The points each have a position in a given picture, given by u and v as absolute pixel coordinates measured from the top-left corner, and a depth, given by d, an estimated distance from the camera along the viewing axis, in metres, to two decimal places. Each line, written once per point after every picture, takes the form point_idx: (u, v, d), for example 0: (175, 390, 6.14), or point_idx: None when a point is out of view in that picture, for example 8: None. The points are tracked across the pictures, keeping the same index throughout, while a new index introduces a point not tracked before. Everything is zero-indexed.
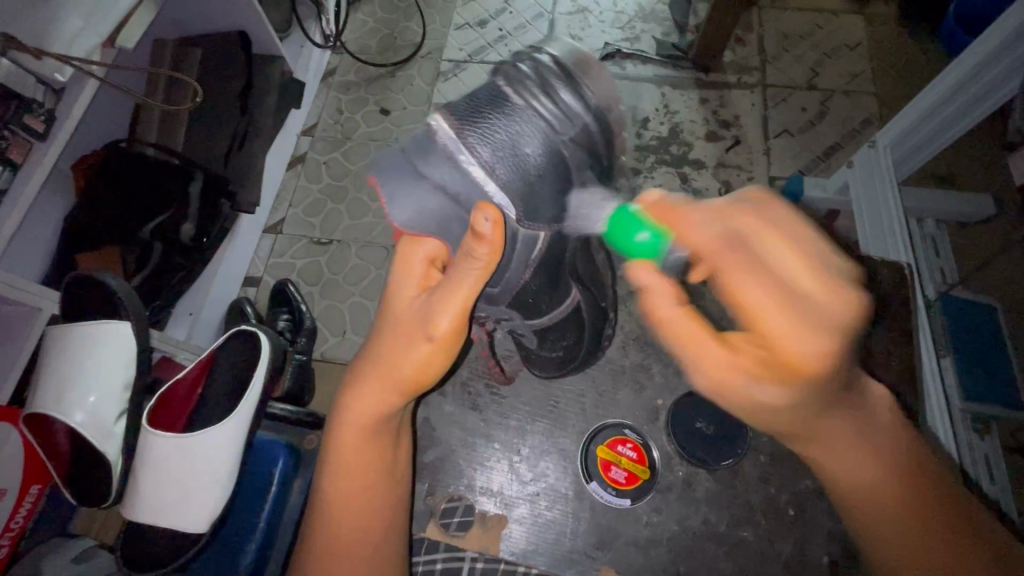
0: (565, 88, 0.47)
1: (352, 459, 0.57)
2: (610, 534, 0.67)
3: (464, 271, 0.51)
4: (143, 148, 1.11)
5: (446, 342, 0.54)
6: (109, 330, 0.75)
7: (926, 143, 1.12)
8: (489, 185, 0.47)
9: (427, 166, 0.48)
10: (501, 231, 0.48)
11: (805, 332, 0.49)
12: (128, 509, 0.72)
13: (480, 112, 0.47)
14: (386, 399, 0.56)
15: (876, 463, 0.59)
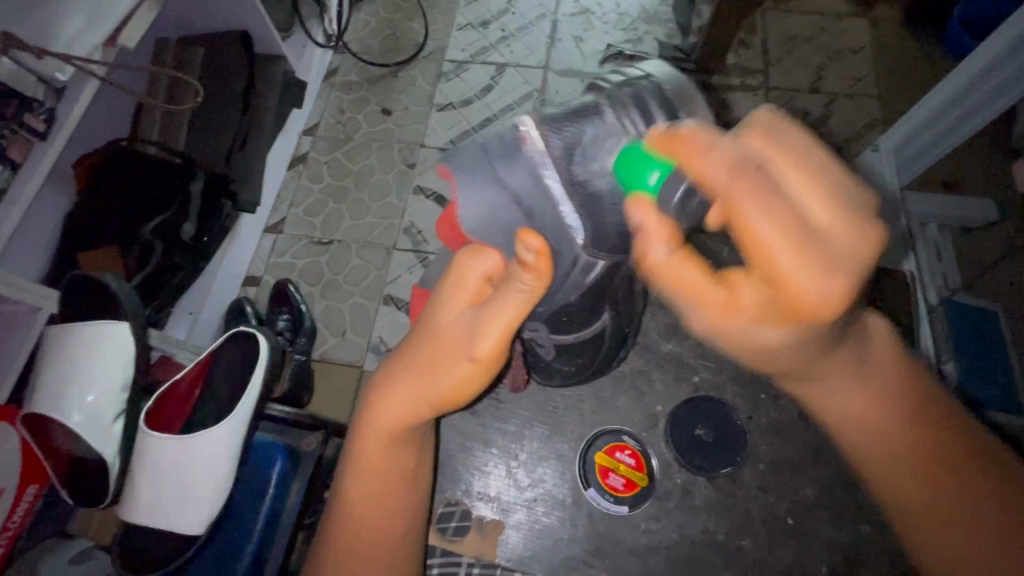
0: (664, 116, 0.48)
1: (378, 464, 0.56)
2: (609, 541, 0.64)
3: (509, 295, 0.48)
4: (144, 148, 1.11)
5: (488, 363, 0.51)
6: (108, 330, 0.75)
7: (928, 148, 1.12)
8: (564, 206, 0.48)
9: (505, 172, 0.48)
10: (546, 259, 0.46)
11: (820, 269, 0.41)
12: (128, 509, 0.72)
13: (575, 125, 0.47)
14: (416, 411, 0.54)
15: (900, 428, 0.54)
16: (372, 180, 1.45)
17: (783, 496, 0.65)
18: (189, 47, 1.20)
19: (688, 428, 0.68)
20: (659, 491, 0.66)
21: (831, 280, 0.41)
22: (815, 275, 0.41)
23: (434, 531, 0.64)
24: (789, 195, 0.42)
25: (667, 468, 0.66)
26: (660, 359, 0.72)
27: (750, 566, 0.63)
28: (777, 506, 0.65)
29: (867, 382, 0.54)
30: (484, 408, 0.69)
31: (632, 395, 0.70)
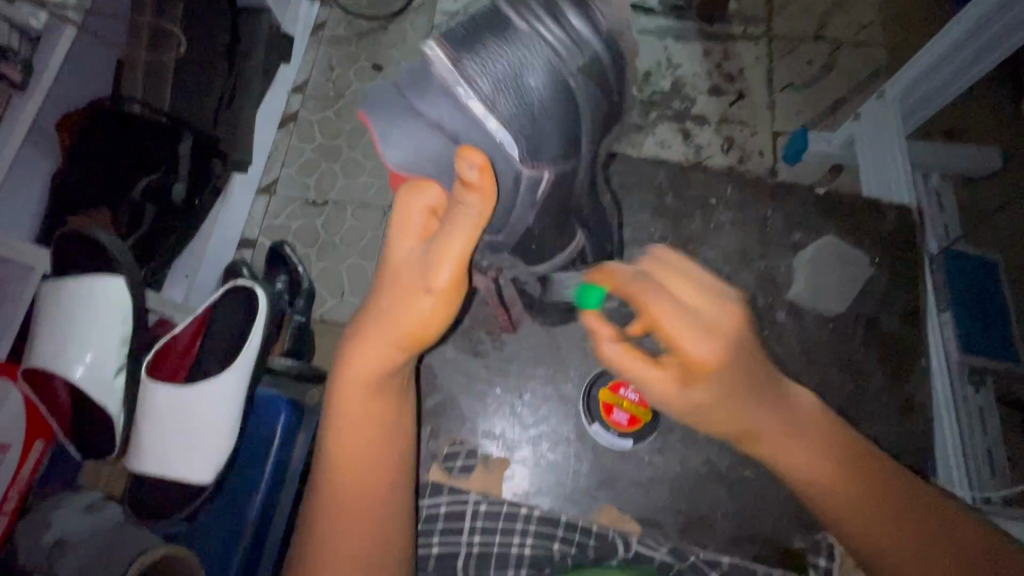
0: (574, 11, 0.47)
1: (360, 423, 0.57)
2: (611, 475, 0.70)
3: (455, 224, 0.49)
4: (129, 106, 1.01)
5: (449, 294, 0.52)
6: (104, 286, 0.74)
7: (938, 90, 1.10)
8: (491, 122, 0.48)
9: (422, 100, 0.49)
10: (489, 177, 0.48)
11: (708, 333, 0.50)
12: (135, 461, 0.73)
13: (480, 40, 0.47)
14: (387, 355, 0.54)
15: (834, 464, 0.52)
16: (365, 139, 1.41)
17: None
18: None
19: None
20: (661, 425, 0.71)
21: (705, 341, 0.49)
22: (694, 337, 0.49)
23: (441, 468, 0.69)
24: (680, 292, 0.52)
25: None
26: None
27: (751, 491, 0.69)
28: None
29: (806, 436, 0.52)
30: (488, 349, 0.72)
31: (634, 334, 0.72)
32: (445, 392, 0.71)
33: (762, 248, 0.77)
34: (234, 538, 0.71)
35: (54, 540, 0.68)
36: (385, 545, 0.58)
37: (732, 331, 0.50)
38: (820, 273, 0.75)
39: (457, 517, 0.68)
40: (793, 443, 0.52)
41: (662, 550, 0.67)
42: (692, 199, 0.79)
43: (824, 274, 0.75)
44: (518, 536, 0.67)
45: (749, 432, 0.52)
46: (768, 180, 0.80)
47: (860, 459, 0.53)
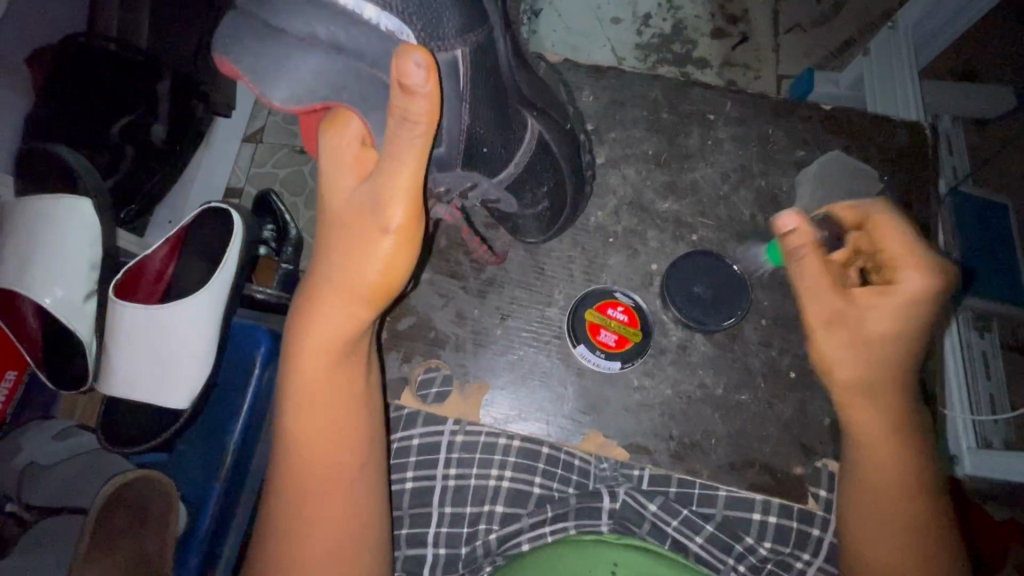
0: None
1: (321, 369, 0.53)
2: (600, 399, 0.67)
3: (404, 142, 0.43)
4: (104, 45, 0.95)
5: (408, 233, 0.47)
6: (67, 206, 0.70)
7: (952, 20, 1.05)
8: (366, 9, 0.40)
9: (280, 15, 0.39)
10: (438, 78, 0.39)
11: (922, 265, 0.56)
12: (107, 382, 0.70)
13: None
14: (352, 312, 0.50)
15: (889, 374, 0.58)
16: None
17: (786, 350, 0.69)
18: None
19: (685, 284, 0.68)
20: (652, 348, 0.68)
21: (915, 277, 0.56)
22: (904, 268, 0.56)
23: (415, 395, 0.67)
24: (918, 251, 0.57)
25: (661, 325, 0.69)
26: (655, 219, 0.72)
27: (748, 416, 0.67)
28: (779, 361, 0.68)
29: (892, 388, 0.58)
30: (467, 273, 0.69)
31: (625, 255, 0.71)
32: (423, 311, 0.68)
33: (761, 164, 0.73)
34: (213, 467, 0.69)
35: (25, 463, 0.69)
36: (357, 491, 0.57)
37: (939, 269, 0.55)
38: (822, 185, 0.72)
39: (432, 449, 0.66)
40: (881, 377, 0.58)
41: (654, 507, 0.65)
42: (690, 115, 0.75)
43: (826, 189, 0.72)
44: (496, 468, 0.66)
45: (846, 317, 0.57)
46: (770, 97, 0.76)
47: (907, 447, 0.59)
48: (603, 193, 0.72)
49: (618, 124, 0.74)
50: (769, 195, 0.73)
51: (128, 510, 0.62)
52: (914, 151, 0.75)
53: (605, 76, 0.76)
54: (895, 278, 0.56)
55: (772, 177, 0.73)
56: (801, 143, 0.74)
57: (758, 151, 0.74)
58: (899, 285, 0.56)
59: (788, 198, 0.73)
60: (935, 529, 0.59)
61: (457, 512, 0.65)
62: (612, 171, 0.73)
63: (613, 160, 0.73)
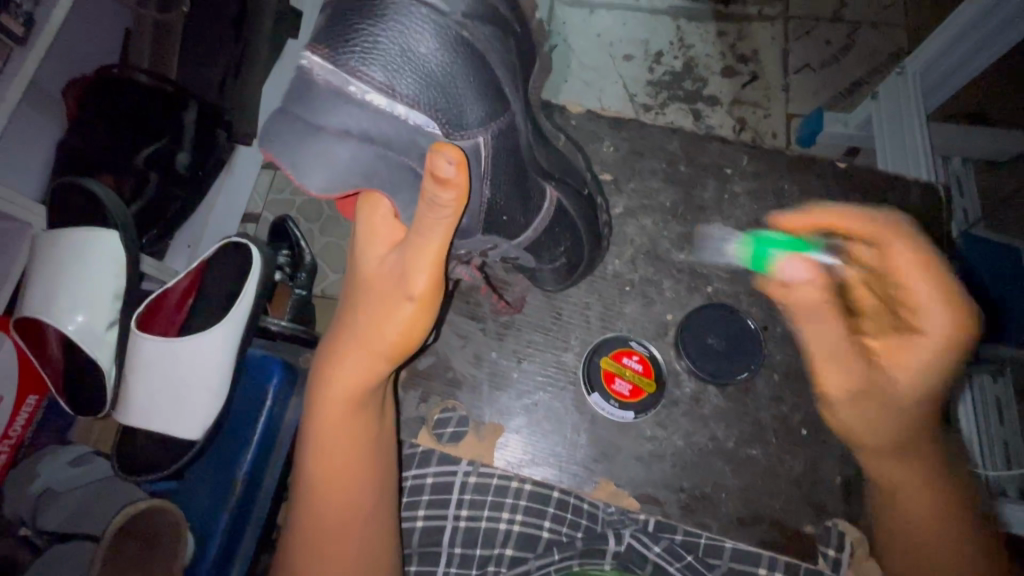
0: None
1: (338, 419, 0.56)
2: (612, 447, 0.67)
3: (432, 224, 0.45)
4: (134, 75, 0.99)
5: (428, 301, 0.51)
6: (94, 238, 0.73)
7: (957, 69, 1.05)
8: (398, 107, 0.43)
9: (317, 111, 0.43)
10: (467, 173, 0.42)
11: (947, 303, 0.51)
12: (122, 411, 0.72)
13: (348, 30, 0.41)
14: (370, 367, 0.53)
15: (901, 417, 0.57)
16: None
17: (798, 406, 0.69)
18: None
19: (699, 336, 0.69)
20: (665, 398, 0.68)
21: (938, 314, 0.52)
22: (926, 306, 0.52)
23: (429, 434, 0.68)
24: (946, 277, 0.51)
25: (675, 376, 0.69)
26: (671, 268, 0.73)
27: (759, 471, 0.67)
28: (791, 416, 0.68)
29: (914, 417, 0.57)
30: (486, 316, 0.71)
31: (641, 303, 0.72)
32: (441, 352, 0.70)
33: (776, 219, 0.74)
34: (223, 494, 0.71)
35: (41, 488, 0.71)
36: (373, 533, 0.60)
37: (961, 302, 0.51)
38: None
39: (445, 488, 0.68)
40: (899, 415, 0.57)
41: (657, 549, 0.67)
42: (706, 165, 0.76)
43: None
44: (507, 512, 0.67)
45: (848, 355, 0.57)
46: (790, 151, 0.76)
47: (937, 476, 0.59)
48: (619, 242, 0.74)
49: (636, 173, 0.76)
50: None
51: (138, 537, 0.63)
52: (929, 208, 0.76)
53: (624, 125, 0.77)
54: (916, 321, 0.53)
55: None
56: (813, 199, 0.76)
57: (773, 204, 0.75)
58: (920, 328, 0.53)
59: None
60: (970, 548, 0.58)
61: (466, 552, 0.67)
62: (629, 221, 0.74)
63: (630, 210, 0.75)
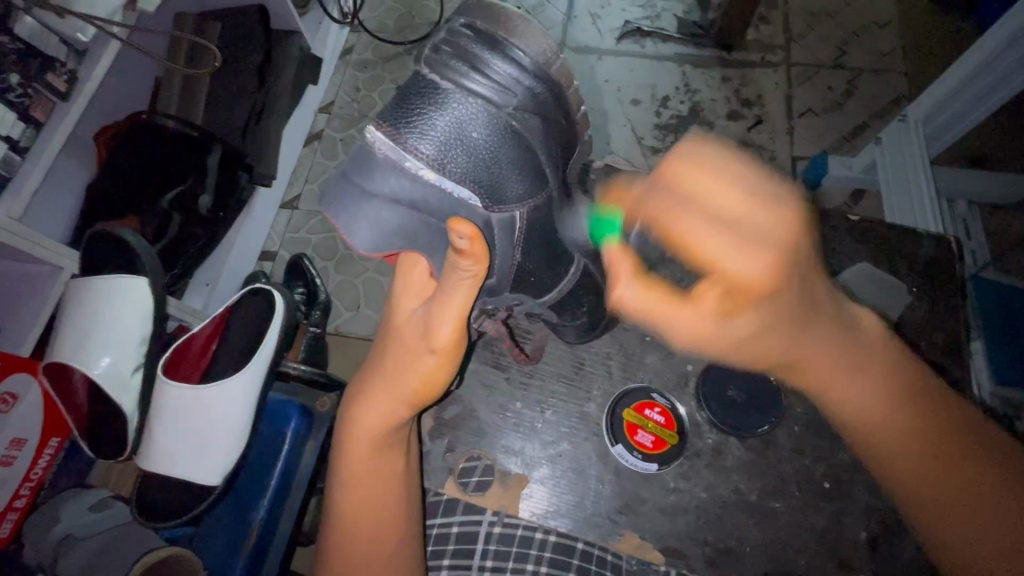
0: (493, 57, 0.44)
1: (366, 462, 0.58)
2: (636, 499, 0.67)
3: (453, 282, 0.49)
4: (162, 121, 1.02)
5: (449, 353, 0.53)
6: (125, 284, 0.75)
7: (957, 119, 1.08)
8: (446, 182, 0.46)
9: (371, 179, 0.46)
10: (480, 244, 0.45)
11: (748, 249, 0.51)
12: (144, 458, 0.73)
13: (410, 109, 0.44)
14: (392, 411, 0.56)
15: (864, 382, 0.57)
16: None
17: (819, 458, 0.68)
18: (208, 22, 1.12)
19: (720, 387, 0.70)
20: (687, 449, 0.69)
21: (753, 260, 0.51)
22: (722, 245, 0.52)
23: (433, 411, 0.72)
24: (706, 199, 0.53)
25: (696, 427, 0.70)
26: None
27: (783, 526, 0.67)
28: (813, 469, 0.68)
29: (858, 368, 0.57)
30: (509, 364, 0.72)
31: (661, 353, 0.73)
32: (466, 401, 0.71)
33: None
34: (239, 543, 0.72)
35: (61, 535, 0.71)
36: None
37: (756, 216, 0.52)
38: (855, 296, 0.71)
39: (470, 539, 0.66)
40: (838, 372, 0.57)
41: None
42: None
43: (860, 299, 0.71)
44: (531, 564, 0.65)
45: (713, 335, 0.57)
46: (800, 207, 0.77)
47: (937, 427, 0.56)
48: None
49: None
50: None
51: None
52: (940, 267, 0.75)
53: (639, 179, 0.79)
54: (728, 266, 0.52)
55: None
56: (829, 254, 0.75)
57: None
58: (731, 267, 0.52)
59: None
60: (989, 478, 0.54)
61: None
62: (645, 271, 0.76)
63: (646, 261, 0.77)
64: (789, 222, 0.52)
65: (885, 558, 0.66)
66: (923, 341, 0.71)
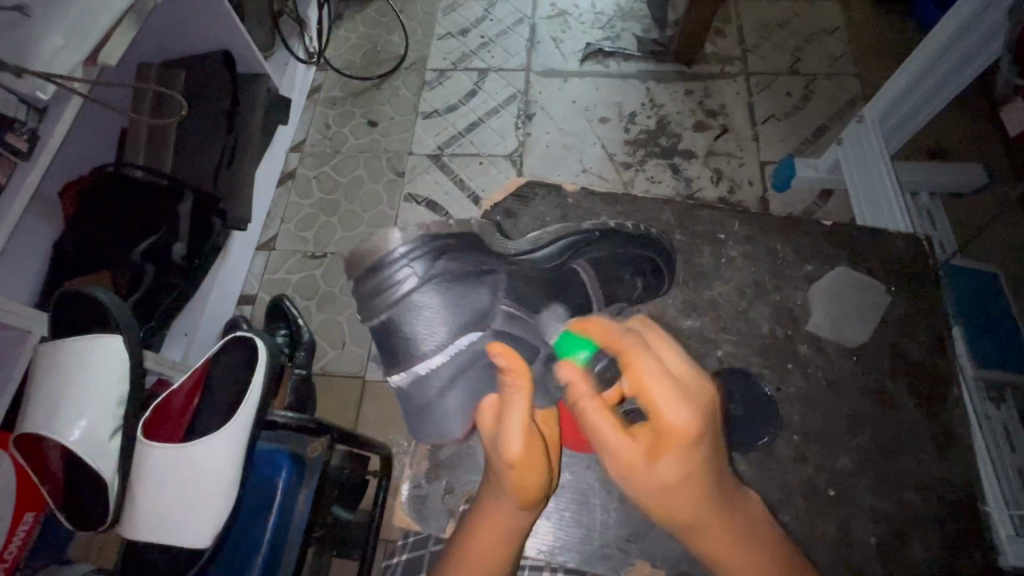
0: (387, 271, 0.61)
1: (481, 548, 0.57)
2: (644, 525, 0.64)
3: (512, 405, 0.55)
4: (131, 171, 1.00)
5: (528, 459, 0.54)
6: (98, 344, 0.73)
7: (912, 114, 1.13)
8: (455, 346, 0.61)
9: (417, 390, 0.61)
10: (512, 356, 0.56)
11: (681, 395, 0.51)
12: (130, 526, 0.69)
13: (397, 346, 0.61)
14: (512, 512, 0.57)
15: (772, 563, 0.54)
16: (362, 192, 1.38)
17: (821, 465, 0.66)
18: (172, 70, 1.11)
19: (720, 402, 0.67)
20: None
21: (684, 408, 0.50)
22: (672, 403, 0.50)
23: (415, 524, 0.66)
24: (670, 365, 0.54)
25: None
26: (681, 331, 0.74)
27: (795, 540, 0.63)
28: (815, 478, 0.65)
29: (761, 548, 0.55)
30: None
31: None
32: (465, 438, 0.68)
33: (774, 280, 0.74)
34: None
35: None
36: None
37: (704, 401, 0.51)
38: (834, 301, 0.72)
39: None
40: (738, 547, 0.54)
41: None
42: (702, 234, 0.76)
43: (840, 302, 0.72)
44: None
45: (640, 472, 0.52)
46: (777, 214, 0.78)
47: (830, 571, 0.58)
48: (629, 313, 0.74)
49: None
50: (783, 308, 0.72)
51: None
52: (919, 261, 0.76)
53: (619, 201, 0.78)
54: (674, 418, 0.50)
55: (787, 291, 0.73)
56: (810, 256, 0.76)
57: (765, 266, 0.75)
58: (676, 426, 0.50)
59: (805, 312, 0.72)
60: None
61: None
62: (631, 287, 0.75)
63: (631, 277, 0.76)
64: (710, 398, 0.53)
65: (897, 564, 0.62)
66: (909, 334, 0.72)
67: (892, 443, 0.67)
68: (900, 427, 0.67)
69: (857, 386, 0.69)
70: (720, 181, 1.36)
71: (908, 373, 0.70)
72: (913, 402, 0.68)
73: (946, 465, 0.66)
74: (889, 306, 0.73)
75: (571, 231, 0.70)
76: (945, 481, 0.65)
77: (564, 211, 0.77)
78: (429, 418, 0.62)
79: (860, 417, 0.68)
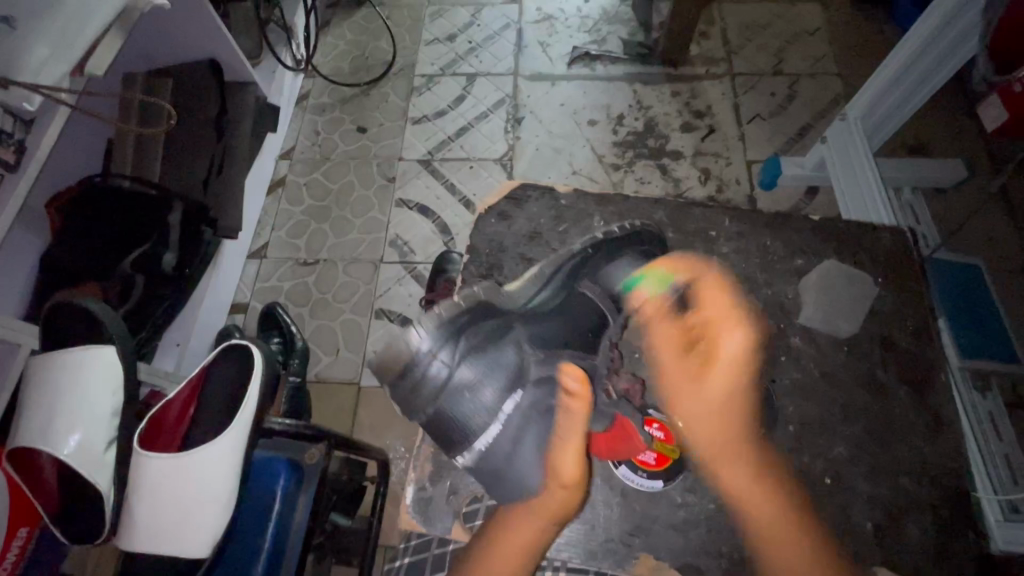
0: (415, 368, 0.56)
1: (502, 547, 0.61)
2: (646, 520, 0.65)
3: (566, 425, 0.61)
4: (118, 181, 0.99)
5: (569, 469, 0.61)
6: (93, 356, 0.72)
7: (897, 108, 1.14)
8: (514, 404, 0.58)
9: (489, 458, 0.59)
10: (585, 385, 0.61)
11: (738, 326, 0.71)
12: (126, 537, 0.69)
13: (461, 430, 0.57)
14: (537, 516, 0.62)
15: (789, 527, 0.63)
16: (353, 197, 1.38)
17: (817, 455, 0.67)
18: (159, 79, 1.10)
19: None
20: (691, 463, 0.66)
21: (735, 337, 0.70)
22: (731, 330, 0.70)
23: (421, 525, 0.66)
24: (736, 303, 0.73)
25: None
26: None
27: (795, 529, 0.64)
28: (812, 467, 0.66)
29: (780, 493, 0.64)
30: None
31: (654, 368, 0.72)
32: None
33: (766, 275, 0.75)
34: None
35: None
36: None
37: (751, 327, 0.71)
38: (827, 296, 0.72)
39: None
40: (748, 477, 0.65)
41: None
42: (695, 233, 0.78)
43: (832, 296, 0.73)
44: None
45: (686, 388, 0.68)
46: (767, 211, 0.79)
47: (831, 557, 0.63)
48: None
49: None
50: (775, 303, 0.74)
51: None
52: (903, 255, 0.77)
53: (611, 202, 0.80)
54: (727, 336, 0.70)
55: (778, 286, 0.75)
56: (799, 252, 0.77)
57: (756, 262, 0.76)
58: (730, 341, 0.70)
59: (796, 307, 0.74)
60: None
61: None
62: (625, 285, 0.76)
63: None
64: (750, 339, 0.70)
65: (895, 551, 0.63)
66: (898, 326, 0.73)
67: (886, 432, 0.68)
68: (893, 416, 0.69)
69: (851, 378, 0.70)
70: (707, 181, 1.38)
71: (899, 363, 0.71)
72: (904, 392, 0.70)
73: (938, 452, 0.68)
74: (878, 299, 0.75)
75: (567, 257, 0.70)
76: (938, 467, 0.67)
77: (558, 213, 0.78)
78: (508, 476, 0.60)
79: (854, 407, 0.69)
